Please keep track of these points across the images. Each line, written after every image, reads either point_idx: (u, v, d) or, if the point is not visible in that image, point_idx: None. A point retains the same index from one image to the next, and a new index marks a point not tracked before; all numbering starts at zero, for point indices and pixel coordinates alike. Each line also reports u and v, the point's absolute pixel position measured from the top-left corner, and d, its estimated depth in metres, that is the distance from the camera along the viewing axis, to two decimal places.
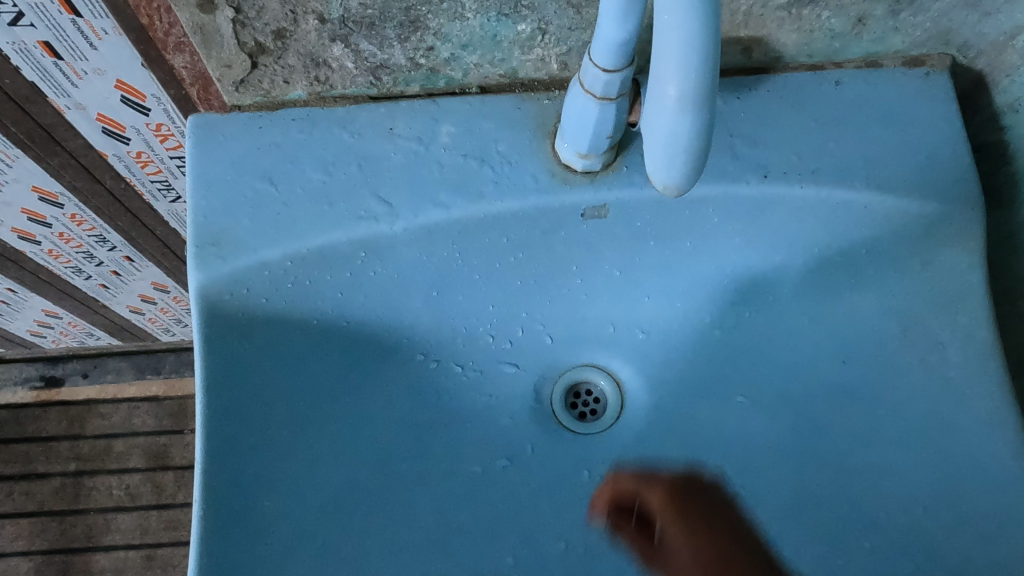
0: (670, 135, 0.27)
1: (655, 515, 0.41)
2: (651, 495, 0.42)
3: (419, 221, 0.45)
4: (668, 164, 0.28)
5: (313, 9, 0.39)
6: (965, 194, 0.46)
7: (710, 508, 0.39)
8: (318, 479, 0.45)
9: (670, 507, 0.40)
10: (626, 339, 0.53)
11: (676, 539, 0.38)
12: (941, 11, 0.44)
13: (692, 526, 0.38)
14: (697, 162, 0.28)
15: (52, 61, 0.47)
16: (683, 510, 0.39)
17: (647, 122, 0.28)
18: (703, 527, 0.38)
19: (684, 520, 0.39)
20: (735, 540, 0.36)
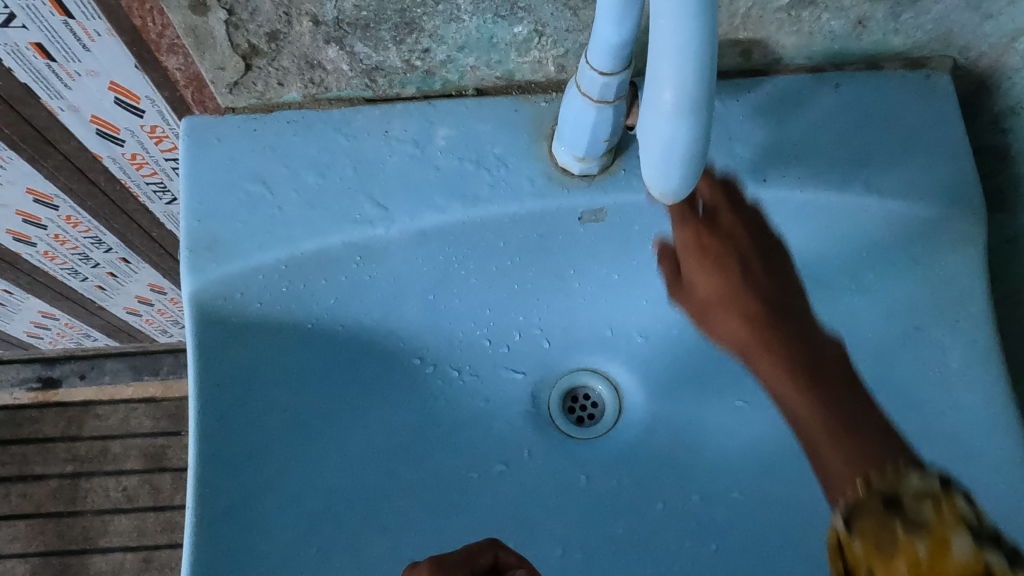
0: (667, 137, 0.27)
1: (734, 197, 0.44)
2: (722, 204, 0.43)
3: (415, 224, 0.44)
4: (665, 164, 0.28)
5: (306, 10, 0.39)
6: (967, 198, 0.46)
7: (767, 287, 0.41)
8: (313, 484, 0.44)
9: (732, 215, 0.43)
10: (624, 343, 0.52)
11: (722, 247, 0.42)
12: (942, 13, 0.43)
13: (764, 299, 0.41)
14: (695, 161, 0.28)
15: (44, 63, 0.46)
16: (742, 260, 0.41)
17: (643, 122, 0.28)
18: (782, 296, 0.41)
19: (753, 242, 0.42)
20: (807, 346, 0.39)
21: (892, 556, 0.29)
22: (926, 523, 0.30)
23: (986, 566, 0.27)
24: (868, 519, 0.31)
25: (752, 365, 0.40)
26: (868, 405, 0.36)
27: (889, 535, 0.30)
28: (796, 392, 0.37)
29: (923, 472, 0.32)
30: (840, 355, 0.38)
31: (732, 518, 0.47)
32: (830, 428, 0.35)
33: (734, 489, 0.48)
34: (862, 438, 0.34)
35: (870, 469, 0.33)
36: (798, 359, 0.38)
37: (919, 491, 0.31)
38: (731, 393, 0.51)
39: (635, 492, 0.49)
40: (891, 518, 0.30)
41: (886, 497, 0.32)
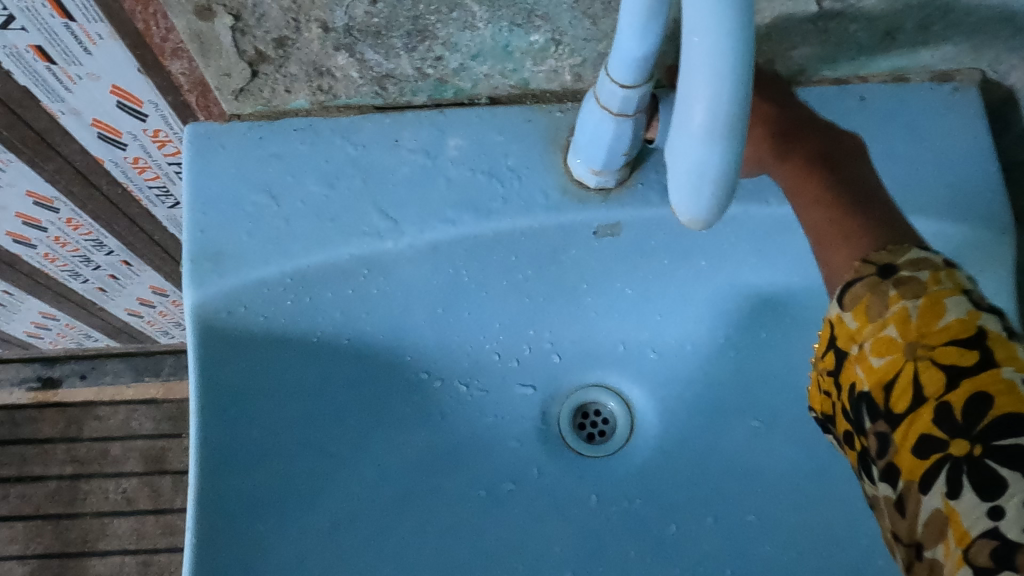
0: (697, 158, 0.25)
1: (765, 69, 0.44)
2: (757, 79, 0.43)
3: (425, 237, 0.43)
4: (694, 189, 0.26)
5: (315, 17, 0.37)
6: (995, 217, 0.44)
7: (790, 111, 0.41)
8: (317, 506, 0.43)
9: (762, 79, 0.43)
10: (637, 359, 0.51)
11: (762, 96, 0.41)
12: (973, 26, 0.42)
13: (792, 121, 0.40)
14: (725, 187, 0.26)
15: (45, 66, 0.45)
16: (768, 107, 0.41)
17: (672, 146, 0.26)
18: (804, 119, 0.40)
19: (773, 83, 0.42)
20: (814, 134, 0.40)
21: (882, 316, 0.31)
22: (922, 281, 0.31)
23: (980, 328, 0.29)
24: (862, 284, 0.32)
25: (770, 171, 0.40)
26: (877, 185, 0.36)
27: (881, 296, 0.31)
28: (806, 181, 0.38)
29: (924, 243, 0.32)
30: (854, 150, 0.38)
31: (747, 543, 0.46)
32: (841, 217, 0.35)
33: (749, 513, 0.47)
34: (878, 217, 0.34)
35: (877, 240, 0.33)
36: (806, 155, 0.39)
37: (917, 257, 0.31)
38: (747, 412, 0.49)
39: (647, 513, 0.47)
40: (885, 281, 0.32)
41: (882, 263, 0.32)
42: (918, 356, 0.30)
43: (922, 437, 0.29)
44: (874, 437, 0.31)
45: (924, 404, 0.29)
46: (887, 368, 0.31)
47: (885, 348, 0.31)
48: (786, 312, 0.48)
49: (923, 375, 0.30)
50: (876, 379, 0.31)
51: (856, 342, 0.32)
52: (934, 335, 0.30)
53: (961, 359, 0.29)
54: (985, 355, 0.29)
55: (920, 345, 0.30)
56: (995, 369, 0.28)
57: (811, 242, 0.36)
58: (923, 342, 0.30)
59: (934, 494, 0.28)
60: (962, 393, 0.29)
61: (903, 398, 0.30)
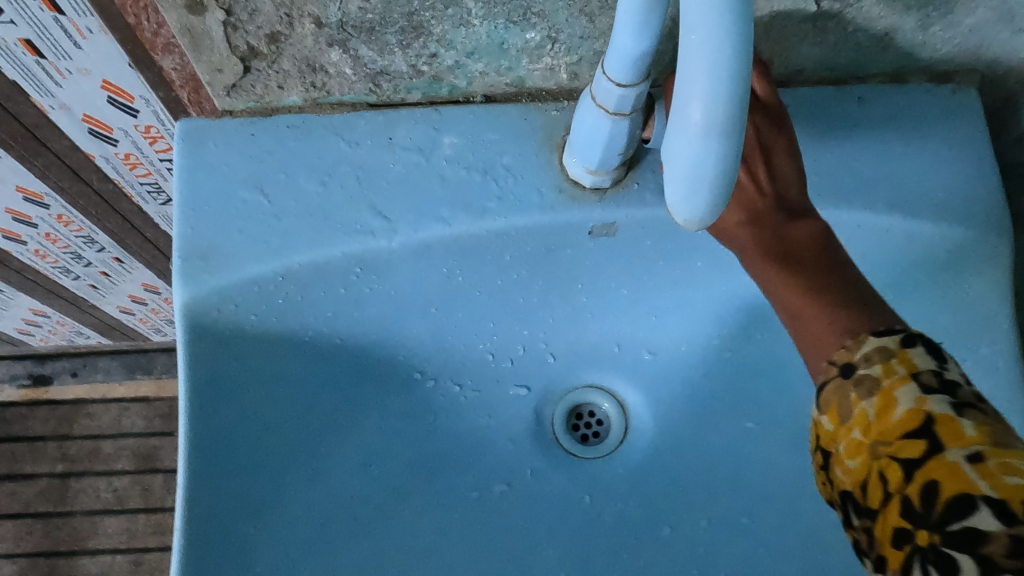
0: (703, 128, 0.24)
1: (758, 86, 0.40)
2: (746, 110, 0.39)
3: (418, 236, 0.42)
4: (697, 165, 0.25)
5: (308, 12, 0.37)
6: (992, 219, 0.44)
7: (768, 183, 0.39)
8: (307, 505, 0.42)
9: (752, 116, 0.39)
10: (632, 360, 0.50)
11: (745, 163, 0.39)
12: (972, 26, 0.42)
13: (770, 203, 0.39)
14: (728, 166, 0.25)
15: (34, 60, 0.44)
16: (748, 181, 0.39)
17: (671, 130, 0.25)
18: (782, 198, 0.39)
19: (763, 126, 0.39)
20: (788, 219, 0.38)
21: (848, 418, 0.31)
22: (874, 378, 0.31)
23: (927, 414, 0.29)
24: (829, 387, 0.33)
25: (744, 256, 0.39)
26: (844, 268, 0.36)
27: (846, 398, 0.32)
28: (774, 267, 0.37)
29: (884, 329, 0.32)
30: (818, 232, 0.38)
31: (741, 545, 0.45)
32: (812, 306, 0.34)
33: (743, 515, 0.46)
34: (846, 304, 0.34)
35: (843, 335, 0.33)
36: (774, 239, 0.38)
37: (872, 349, 0.32)
38: (741, 413, 0.49)
39: (639, 516, 0.47)
40: (846, 381, 0.32)
41: (842, 361, 0.32)
42: (880, 454, 0.30)
43: (895, 530, 0.29)
44: (862, 533, 0.31)
45: (890, 498, 0.29)
46: (861, 468, 0.31)
47: (855, 450, 0.31)
48: None
49: (886, 471, 0.29)
50: (854, 481, 0.31)
51: (833, 443, 0.32)
52: (891, 430, 0.30)
53: (916, 449, 0.29)
54: (934, 441, 0.28)
55: (881, 443, 0.30)
56: (943, 454, 0.28)
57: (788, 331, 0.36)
58: (883, 439, 0.30)
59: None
60: (919, 481, 0.28)
61: (874, 494, 0.30)
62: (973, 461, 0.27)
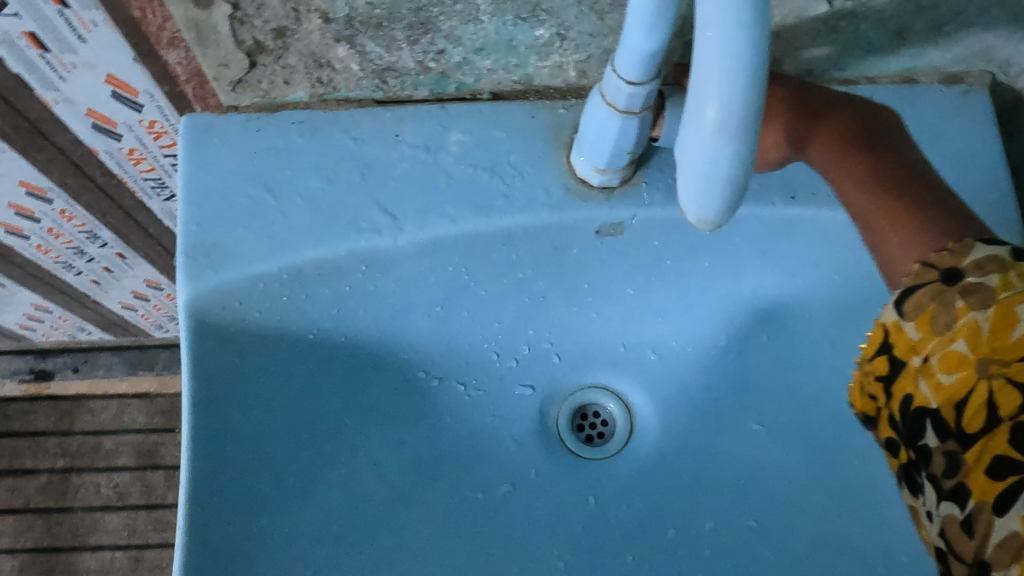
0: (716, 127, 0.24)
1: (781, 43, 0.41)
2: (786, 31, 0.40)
3: (424, 234, 0.42)
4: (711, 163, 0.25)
5: (316, 7, 0.37)
6: (1003, 221, 0.44)
7: (829, 97, 0.40)
8: (312, 503, 0.42)
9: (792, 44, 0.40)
10: (638, 360, 0.50)
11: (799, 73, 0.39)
12: (985, 27, 0.41)
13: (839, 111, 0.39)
14: (741, 164, 0.25)
15: (38, 54, 0.44)
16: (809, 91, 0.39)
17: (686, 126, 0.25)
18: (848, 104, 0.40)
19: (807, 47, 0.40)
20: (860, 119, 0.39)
21: (949, 330, 0.32)
22: (990, 288, 0.31)
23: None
24: (922, 292, 0.33)
25: (828, 171, 0.39)
26: (916, 159, 0.37)
27: (945, 306, 0.32)
28: (850, 171, 0.38)
29: (989, 239, 0.33)
30: (889, 118, 0.39)
31: (747, 548, 0.45)
32: (897, 212, 0.35)
33: (749, 517, 0.46)
34: (935, 208, 0.35)
35: (939, 238, 0.33)
36: (847, 126, 0.39)
37: (983, 256, 0.32)
38: (747, 415, 0.48)
39: (644, 518, 0.47)
40: (949, 289, 0.32)
41: (945, 267, 0.33)
42: (991, 374, 0.31)
43: (997, 457, 0.30)
44: (941, 457, 0.32)
45: (1000, 423, 0.31)
46: (957, 386, 0.32)
47: (956, 365, 0.32)
48: (790, 314, 0.48)
49: (997, 393, 0.31)
50: (944, 397, 0.32)
51: (915, 354, 0.33)
52: (1007, 350, 0.31)
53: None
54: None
55: (991, 362, 0.31)
56: None
57: (865, 237, 0.36)
58: (995, 358, 0.31)
59: (1007, 517, 0.29)
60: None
61: (975, 416, 0.31)
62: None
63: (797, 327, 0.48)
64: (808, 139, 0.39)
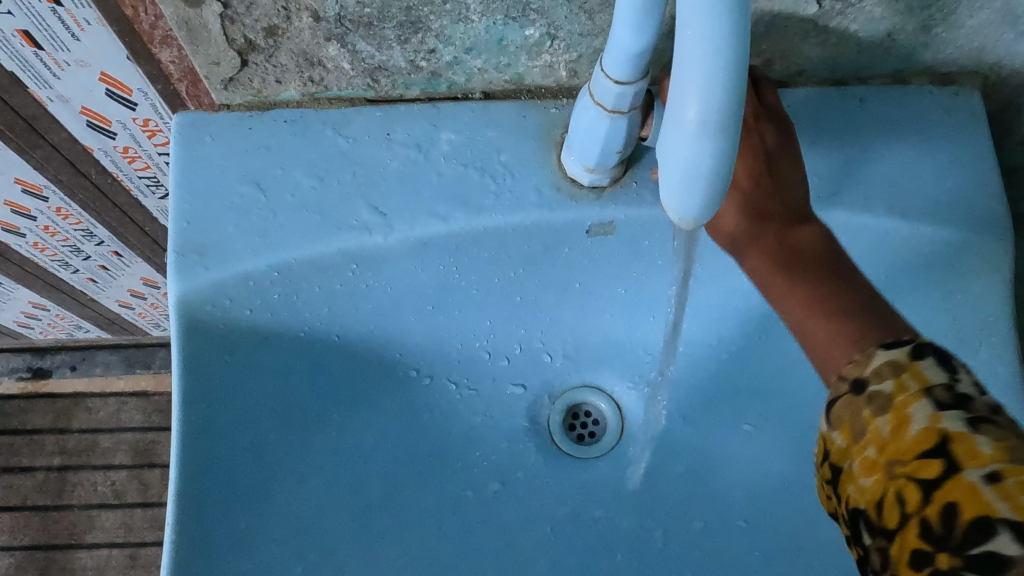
0: (697, 123, 0.24)
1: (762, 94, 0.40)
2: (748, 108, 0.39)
3: (415, 233, 0.42)
4: (692, 162, 0.25)
5: (306, 6, 0.37)
6: (993, 223, 0.44)
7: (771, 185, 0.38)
8: (302, 500, 0.42)
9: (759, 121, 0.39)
10: (629, 360, 0.50)
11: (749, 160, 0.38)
12: (975, 29, 0.41)
13: (775, 204, 0.38)
14: (723, 162, 0.25)
15: (32, 51, 0.44)
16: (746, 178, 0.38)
17: (666, 127, 0.25)
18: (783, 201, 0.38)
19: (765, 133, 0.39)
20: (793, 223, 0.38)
21: (861, 435, 0.30)
22: (888, 393, 0.30)
23: (941, 434, 0.28)
24: (840, 403, 0.32)
25: (765, 286, 0.37)
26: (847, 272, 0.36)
27: (857, 413, 0.31)
28: (781, 280, 0.36)
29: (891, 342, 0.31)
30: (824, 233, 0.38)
31: (735, 547, 0.45)
32: (818, 321, 0.34)
33: (738, 518, 0.46)
34: (851, 314, 0.33)
35: (852, 348, 0.32)
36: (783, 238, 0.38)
37: (882, 362, 0.31)
38: (737, 415, 0.48)
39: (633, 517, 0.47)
40: (858, 397, 0.31)
41: (853, 376, 0.31)
42: (896, 473, 0.29)
43: (914, 554, 0.28)
44: (874, 555, 0.29)
45: (908, 520, 0.28)
46: (874, 487, 0.30)
47: (869, 467, 0.30)
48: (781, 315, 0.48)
49: (905, 492, 0.29)
50: (866, 500, 0.30)
51: (844, 460, 0.31)
52: (906, 449, 0.29)
53: (931, 468, 0.28)
54: (950, 461, 0.28)
55: (897, 462, 0.29)
56: (961, 473, 0.27)
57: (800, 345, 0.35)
58: (899, 458, 0.29)
59: None
60: (938, 503, 0.28)
61: (891, 516, 0.29)
62: (991, 481, 0.27)
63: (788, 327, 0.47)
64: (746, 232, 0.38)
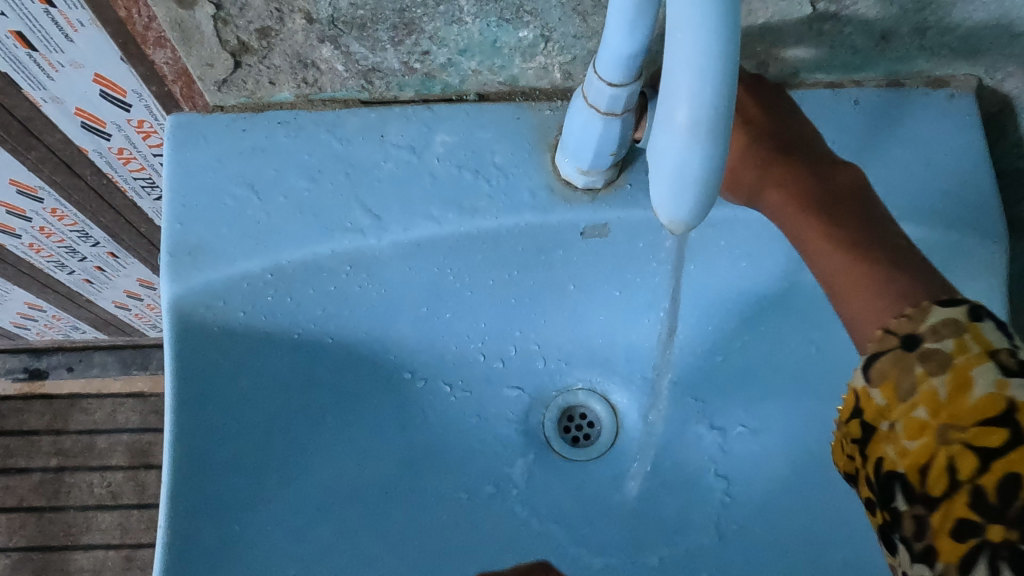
0: (688, 126, 0.24)
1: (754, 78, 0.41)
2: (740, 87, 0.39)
3: (408, 235, 0.42)
4: (681, 164, 0.25)
5: (299, 7, 0.37)
6: (988, 225, 0.44)
7: (780, 135, 0.39)
8: (295, 502, 0.42)
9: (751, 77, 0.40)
10: (624, 362, 0.50)
11: (760, 136, 0.38)
12: (970, 31, 0.41)
13: (790, 151, 0.38)
14: (713, 166, 0.25)
15: (26, 53, 0.44)
16: (768, 151, 0.38)
17: (657, 128, 0.25)
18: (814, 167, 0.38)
19: (768, 109, 0.39)
20: (830, 183, 0.37)
21: (910, 395, 0.30)
22: (947, 353, 0.30)
23: (1010, 400, 0.28)
24: (885, 358, 0.31)
25: (793, 231, 0.37)
26: (885, 222, 0.35)
27: (907, 372, 0.31)
28: (809, 225, 0.36)
29: (946, 300, 0.31)
30: (856, 179, 0.37)
31: (729, 550, 0.45)
32: (862, 277, 0.33)
33: (732, 521, 0.46)
34: (894, 273, 0.33)
35: (899, 302, 0.32)
36: (811, 181, 0.37)
37: (939, 321, 0.30)
38: (731, 417, 0.48)
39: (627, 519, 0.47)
40: (908, 354, 0.31)
41: (904, 332, 0.31)
42: (951, 438, 0.29)
43: (960, 521, 0.28)
44: (909, 520, 0.30)
45: (960, 488, 0.29)
46: (920, 450, 0.30)
47: (917, 430, 0.30)
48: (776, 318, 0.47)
49: (957, 459, 0.29)
50: (909, 462, 0.30)
51: (884, 420, 0.31)
52: (965, 414, 0.29)
53: (993, 436, 0.28)
54: (1016, 430, 0.28)
55: (951, 427, 0.29)
56: None
57: (834, 300, 0.34)
58: (954, 422, 0.29)
59: None
60: (995, 473, 0.28)
61: (938, 481, 0.29)
62: None
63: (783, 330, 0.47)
64: (758, 182, 0.38)
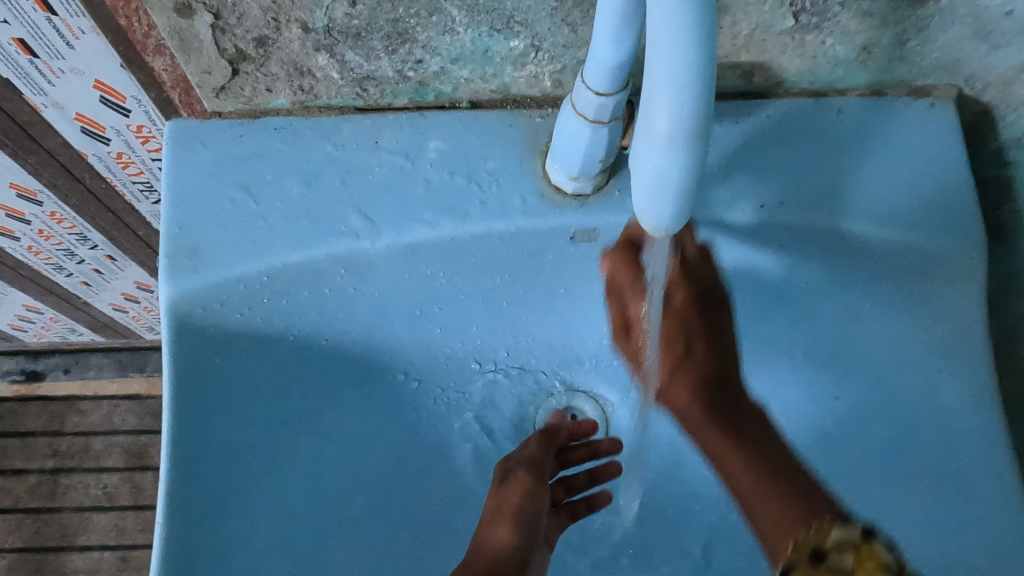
0: (666, 135, 0.25)
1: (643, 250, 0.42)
2: (624, 265, 0.41)
3: (401, 238, 0.43)
4: (661, 171, 0.26)
5: (295, 17, 0.38)
6: (968, 232, 0.45)
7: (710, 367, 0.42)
8: (289, 501, 0.43)
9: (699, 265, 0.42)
10: (613, 365, 0.51)
11: (681, 353, 0.42)
12: (949, 42, 0.42)
13: (714, 368, 0.42)
14: (691, 172, 0.26)
15: (27, 59, 0.45)
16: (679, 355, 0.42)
17: (637, 138, 0.26)
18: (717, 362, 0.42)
19: (698, 304, 0.42)
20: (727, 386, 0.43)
21: None
22: (849, 568, 0.32)
23: None
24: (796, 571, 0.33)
25: (716, 451, 0.42)
26: (777, 442, 0.42)
27: None
28: (730, 448, 0.41)
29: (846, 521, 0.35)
30: (759, 414, 0.43)
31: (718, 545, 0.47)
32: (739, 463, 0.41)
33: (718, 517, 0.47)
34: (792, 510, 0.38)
35: (807, 520, 0.36)
36: (727, 403, 0.42)
37: (836, 539, 0.34)
38: None
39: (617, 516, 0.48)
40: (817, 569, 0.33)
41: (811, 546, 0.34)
42: None
43: None
44: None
45: None
46: None
47: None
48: (763, 322, 0.48)
49: None
50: None
51: None
52: None
53: None
54: None
55: None
56: None
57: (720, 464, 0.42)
58: None
59: None
60: None
61: None
62: None
63: (768, 334, 0.49)
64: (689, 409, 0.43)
